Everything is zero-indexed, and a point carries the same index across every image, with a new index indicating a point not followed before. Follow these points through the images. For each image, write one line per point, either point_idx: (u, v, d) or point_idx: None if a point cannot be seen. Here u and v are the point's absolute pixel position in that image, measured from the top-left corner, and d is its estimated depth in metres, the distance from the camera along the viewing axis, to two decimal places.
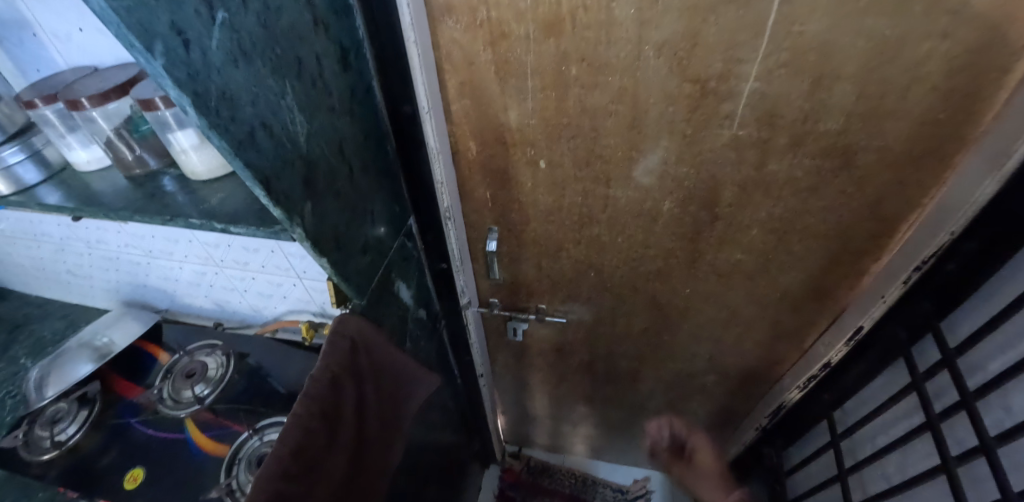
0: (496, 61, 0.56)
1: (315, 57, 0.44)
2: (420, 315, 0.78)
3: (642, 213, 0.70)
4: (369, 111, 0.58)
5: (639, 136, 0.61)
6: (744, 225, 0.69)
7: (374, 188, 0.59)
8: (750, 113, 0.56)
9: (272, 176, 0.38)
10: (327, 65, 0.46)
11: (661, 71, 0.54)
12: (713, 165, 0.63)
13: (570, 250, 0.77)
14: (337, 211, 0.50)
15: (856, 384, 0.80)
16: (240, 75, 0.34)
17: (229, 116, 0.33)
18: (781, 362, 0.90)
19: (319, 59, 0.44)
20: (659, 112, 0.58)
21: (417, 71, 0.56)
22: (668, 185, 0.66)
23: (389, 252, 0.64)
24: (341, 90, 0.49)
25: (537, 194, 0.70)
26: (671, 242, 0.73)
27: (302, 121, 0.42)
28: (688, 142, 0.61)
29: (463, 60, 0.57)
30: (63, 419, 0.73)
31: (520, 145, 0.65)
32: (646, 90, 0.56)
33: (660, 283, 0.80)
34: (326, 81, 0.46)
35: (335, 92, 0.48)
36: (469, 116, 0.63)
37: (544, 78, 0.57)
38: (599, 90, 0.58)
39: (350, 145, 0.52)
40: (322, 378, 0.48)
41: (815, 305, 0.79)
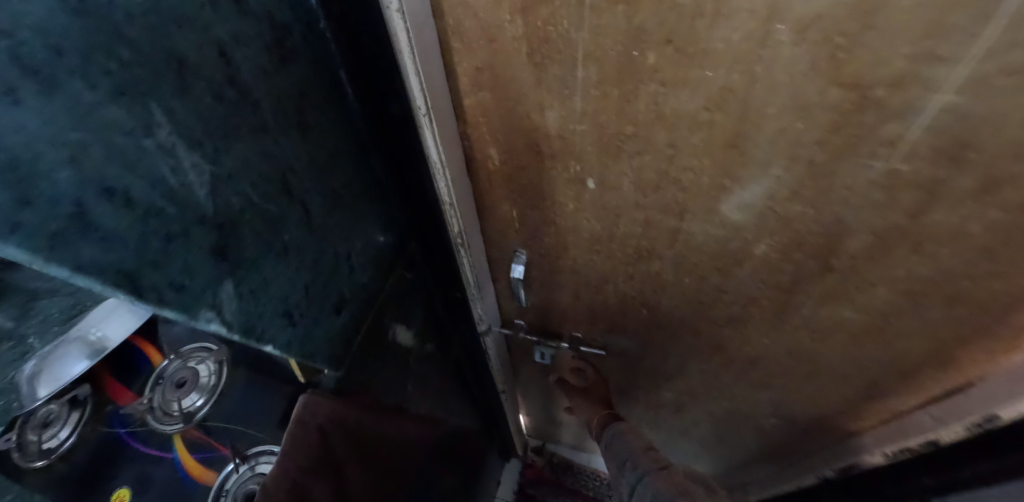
0: (530, 37, 0.37)
1: (217, 54, 0.28)
2: (418, 347, 0.68)
3: (723, 255, 0.51)
4: (337, 115, 0.43)
5: (739, 159, 0.41)
6: (867, 281, 0.49)
7: (340, 220, 0.46)
8: (929, 141, 0.34)
9: (141, 263, 0.26)
10: (243, 64, 0.31)
11: (796, 66, 0.33)
12: (843, 206, 0.42)
13: (617, 283, 0.61)
14: (276, 270, 0.38)
15: (971, 478, 0.59)
16: (39, 118, 0.20)
17: (19, 195, 0.20)
18: (862, 420, 0.73)
19: (225, 57, 0.29)
20: (778, 128, 0.38)
21: (407, 55, 0.36)
22: (769, 226, 0.46)
23: (366, 292, 0.53)
24: (275, 97, 0.34)
25: (581, 219, 0.53)
26: (756, 291, 0.55)
27: (201, 164, 0.29)
28: (814, 172, 0.40)
29: (479, 36, 0.38)
30: (53, 422, 0.62)
31: (560, 158, 0.47)
32: (764, 93, 0.36)
33: (731, 329, 0.63)
34: (244, 90, 0.31)
35: (262, 103, 0.33)
36: (490, 114, 0.45)
37: (603, 66, 0.38)
38: (689, 89, 0.38)
39: (296, 175, 0.38)
40: (283, 487, 0.40)
41: (930, 374, 0.58)
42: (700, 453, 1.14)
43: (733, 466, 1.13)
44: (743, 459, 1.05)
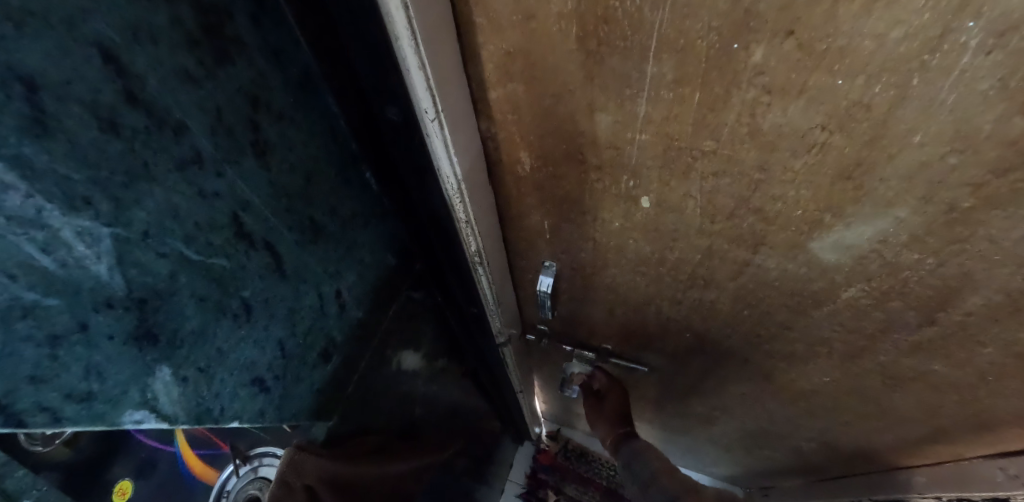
0: (583, 13, 0.26)
1: (98, 61, 0.22)
2: (417, 370, 0.74)
3: (798, 293, 0.43)
4: (307, 128, 0.38)
5: (850, 193, 0.32)
6: (975, 340, 0.40)
7: (312, 258, 0.46)
8: None
9: (14, 383, 0.24)
10: (147, 74, 0.25)
11: (982, 81, 0.22)
12: (978, 260, 0.33)
13: (661, 305, 0.55)
14: (225, 338, 0.38)
15: None
16: None
17: None
18: (916, 456, 0.66)
19: (113, 65, 0.23)
20: (917, 160, 0.28)
21: (406, 40, 0.27)
22: (868, 271, 0.38)
23: (344, 326, 0.55)
24: (208, 113, 0.29)
25: (628, 238, 0.46)
26: (829, 333, 0.47)
27: (92, 227, 0.25)
28: (951, 218, 0.30)
29: (510, 12, 0.27)
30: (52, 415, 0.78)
31: (609, 171, 0.38)
32: (918, 113, 0.25)
33: (785, 363, 0.56)
34: (153, 112, 0.26)
35: (186, 124, 0.28)
36: (524, 112, 0.36)
37: (683, 62, 0.27)
38: (803, 101, 0.27)
39: (248, 212, 0.36)
40: None
41: (1022, 434, 0.49)
42: (726, 457, 1.10)
43: (762, 472, 1.09)
44: (776, 469, 1.01)
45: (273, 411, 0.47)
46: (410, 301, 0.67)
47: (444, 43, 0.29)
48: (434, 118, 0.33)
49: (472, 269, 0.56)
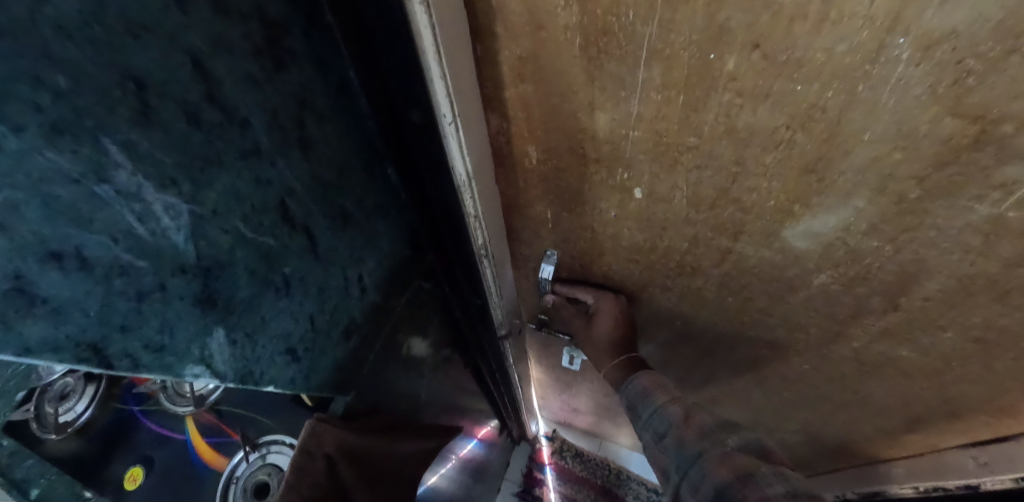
0: (586, 26, 0.31)
1: (189, 66, 0.26)
2: (423, 355, 0.77)
3: (776, 280, 0.48)
4: (341, 127, 0.41)
5: (815, 185, 0.36)
6: (935, 325, 0.45)
7: (340, 243, 0.49)
8: None
9: (109, 329, 0.28)
10: (223, 77, 0.28)
11: (911, 83, 0.28)
12: (930, 247, 0.37)
13: (654, 292, 0.60)
14: (269, 306, 0.41)
15: None
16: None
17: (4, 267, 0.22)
18: (895, 448, 0.70)
19: (200, 70, 0.27)
20: (869, 156, 0.33)
21: (432, 54, 0.32)
22: (835, 259, 0.42)
23: (365, 306, 0.58)
24: (267, 112, 0.33)
25: (623, 226, 0.50)
26: (806, 318, 0.52)
27: (175, 203, 0.29)
28: (902, 208, 0.35)
29: (527, 24, 0.33)
30: (70, 395, 0.70)
31: (607, 163, 0.43)
32: (865, 114, 0.30)
33: (769, 351, 0.61)
34: (226, 108, 0.30)
35: (250, 121, 0.32)
36: (533, 110, 0.41)
37: (670, 69, 0.32)
38: (770, 103, 0.32)
39: (292, 199, 0.39)
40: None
41: (987, 421, 0.53)
42: None
43: None
44: None
45: (302, 379, 0.50)
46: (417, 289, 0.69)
47: (458, 44, 0.33)
48: (455, 117, 0.38)
49: (477, 261, 0.61)
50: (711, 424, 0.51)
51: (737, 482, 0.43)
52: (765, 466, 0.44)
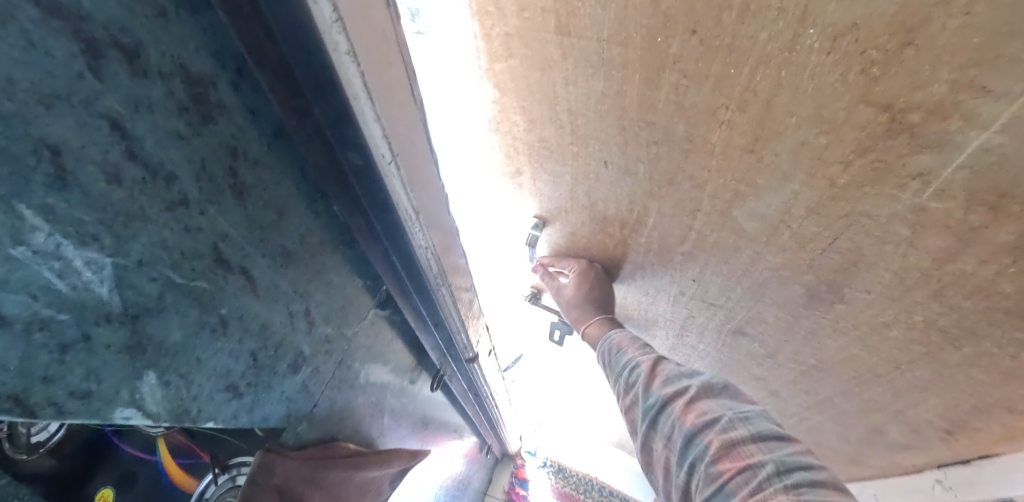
0: (556, 10, 0.37)
1: (109, 129, 0.23)
2: (385, 380, 0.72)
3: (731, 263, 0.52)
4: (281, 172, 0.35)
5: (755, 166, 0.41)
6: (879, 322, 0.47)
7: (284, 282, 0.40)
8: (961, 177, 0.33)
9: (26, 382, 0.22)
10: (145, 136, 0.25)
11: (824, 70, 0.32)
12: (862, 237, 0.40)
13: (629, 268, 0.65)
14: (206, 349, 0.33)
15: None
16: None
17: None
18: (859, 456, 0.72)
19: (121, 132, 0.23)
20: (797, 139, 0.37)
21: (363, 97, 0.30)
22: (781, 242, 0.46)
23: (317, 343, 0.49)
24: (195, 166, 0.28)
25: (598, 200, 0.56)
26: (762, 305, 0.55)
27: (97, 258, 0.24)
28: (833, 194, 0.39)
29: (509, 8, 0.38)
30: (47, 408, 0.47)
31: (580, 137, 0.49)
32: (790, 97, 0.34)
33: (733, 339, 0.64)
34: (149, 165, 0.25)
35: (175, 175, 0.27)
36: (516, 87, 0.46)
37: (628, 50, 0.38)
38: (711, 84, 0.37)
39: (228, 244, 0.32)
40: None
41: (939, 430, 0.55)
42: None
43: None
44: None
45: (246, 415, 0.40)
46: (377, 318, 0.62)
47: (390, 91, 0.33)
48: (396, 166, 0.37)
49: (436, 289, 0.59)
50: (674, 371, 0.57)
51: (703, 429, 0.50)
52: (728, 407, 0.51)
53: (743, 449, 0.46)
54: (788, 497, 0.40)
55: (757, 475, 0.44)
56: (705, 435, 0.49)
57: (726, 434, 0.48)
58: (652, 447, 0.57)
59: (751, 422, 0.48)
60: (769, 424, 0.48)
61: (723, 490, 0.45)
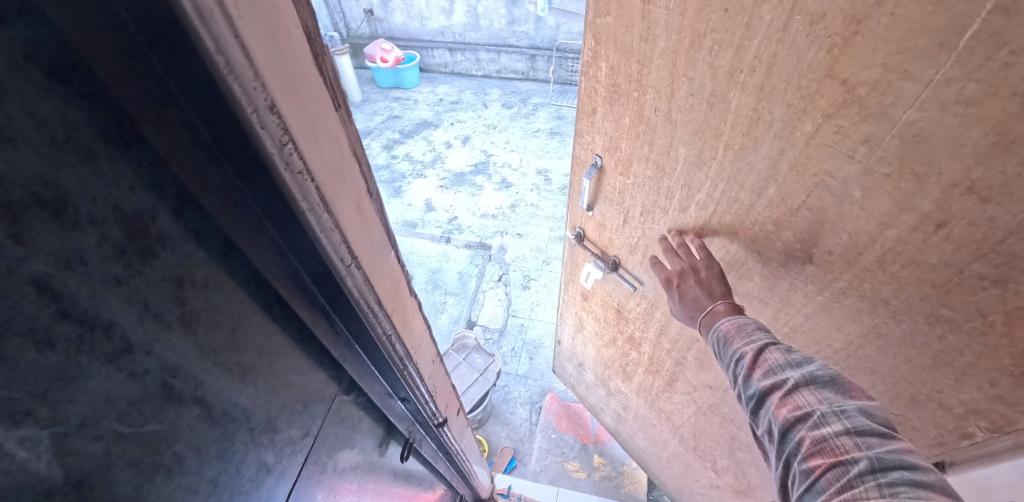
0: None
1: (35, 294, 0.26)
2: (352, 464, 0.79)
3: (739, 201, 0.76)
4: (227, 284, 0.43)
5: (761, 125, 0.65)
6: (824, 270, 0.71)
7: (237, 399, 0.48)
8: (892, 144, 0.53)
9: None
10: (79, 291, 0.29)
11: (807, 53, 0.55)
12: (825, 188, 0.63)
13: (661, 209, 0.95)
14: (159, 490, 0.38)
15: None
16: None
17: None
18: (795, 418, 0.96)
19: (49, 292, 0.27)
20: (789, 104, 0.60)
21: (319, 212, 0.44)
22: (769, 195, 0.71)
23: (279, 451, 0.57)
24: (135, 305, 0.33)
25: (656, 139, 0.85)
26: (744, 247, 0.81)
27: (33, 433, 0.27)
28: (810, 146, 0.61)
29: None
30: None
31: (636, 84, 0.82)
32: (783, 68, 0.58)
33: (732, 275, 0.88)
34: (86, 320, 0.29)
35: (116, 321, 0.32)
36: (612, 32, 0.80)
37: (686, 22, 0.66)
38: (737, 53, 0.62)
39: (176, 377, 0.39)
40: None
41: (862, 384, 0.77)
42: (693, 423, 1.39)
43: (713, 447, 1.36)
44: (727, 438, 1.26)
45: None
46: (342, 404, 0.73)
47: (337, 193, 0.47)
48: (350, 255, 0.52)
49: (391, 354, 0.73)
50: (775, 363, 0.65)
51: (797, 423, 0.59)
52: (824, 402, 0.58)
53: (837, 445, 0.54)
54: (880, 495, 0.48)
55: (850, 471, 0.52)
56: (797, 430, 0.59)
57: (817, 430, 0.56)
58: (760, 435, 0.67)
59: (846, 418, 0.56)
60: (865, 421, 0.55)
61: (816, 485, 0.54)
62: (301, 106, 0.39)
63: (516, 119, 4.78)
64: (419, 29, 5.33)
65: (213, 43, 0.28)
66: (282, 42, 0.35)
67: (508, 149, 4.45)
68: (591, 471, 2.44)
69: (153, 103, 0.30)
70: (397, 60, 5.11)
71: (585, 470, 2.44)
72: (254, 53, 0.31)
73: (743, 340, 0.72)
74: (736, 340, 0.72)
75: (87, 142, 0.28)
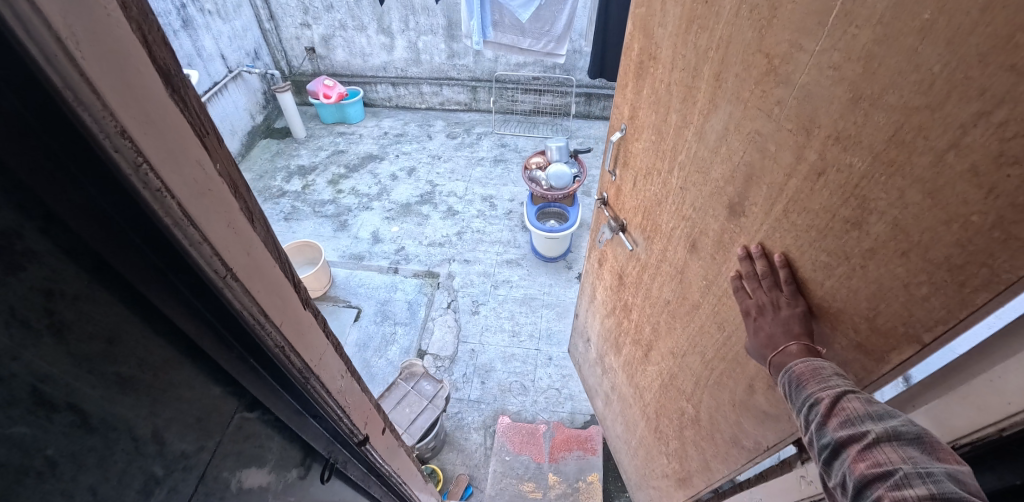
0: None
1: None
2: (263, 485, 0.67)
3: (705, 159, 0.95)
4: (109, 301, 0.41)
5: (721, 91, 0.85)
6: (754, 225, 0.86)
7: (123, 407, 0.43)
8: (794, 106, 0.69)
9: None
10: None
11: (750, 29, 0.74)
12: (755, 144, 0.80)
13: (657, 171, 1.16)
14: (30, 495, 0.35)
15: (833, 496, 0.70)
16: None
17: None
18: (728, 384, 1.05)
19: None
20: (738, 73, 0.79)
21: (182, 223, 0.41)
22: (724, 152, 0.88)
23: (170, 463, 0.49)
24: (2, 313, 0.32)
25: (660, 109, 1.09)
26: (707, 204, 0.98)
27: None
28: (749, 106, 0.79)
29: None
30: None
31: (655, 64, 1.07)
32: (736, 42, 0.78)
33: (697, 233, 1.04)
34: None
35: None
36: (643, 21, 1.09)
37: (686, 11, 0.90)
38: (711, 34, 0.84)
39: (50, 383, 0.36)
40: None
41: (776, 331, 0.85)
42: (654, 403, 1.47)
43: (667, 430, 1.42)
44: (678, 418, 1.33)
45: None
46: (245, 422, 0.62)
47: (208, 203, 0.44)
48: (227, 269, 0.48)
49: (306, 382, 0.67)
50: (855, 414, 0.66)
51: (875, 480, 0.59)
52: (910, 464, 0.57)
53: None
54: None
55: None
56: (876, 487, 0.58)
57: (897, 488, 0.56)
58: (832, 489, 0.66)
59: (933, 482, 0.54)
60: (957, 488, 0.53)
61: None
62: (156, 130, 0.37)
63: (459, 149, 4.89)
64: (359, 66, 5.38)
65: (60, 80, 0.29)
66: (133, 62, 0.34)
67: (451, 178, 4.51)
68: (547, 491, 2.36)
69: (5, 124, 0.30)
70: (339, 97, 5.04)
71: (541, 490, 2.36)
72: (102, 86, 0.32)
73: (818, 385, 0.73)
74: (813, 384, 0.74)
75: None
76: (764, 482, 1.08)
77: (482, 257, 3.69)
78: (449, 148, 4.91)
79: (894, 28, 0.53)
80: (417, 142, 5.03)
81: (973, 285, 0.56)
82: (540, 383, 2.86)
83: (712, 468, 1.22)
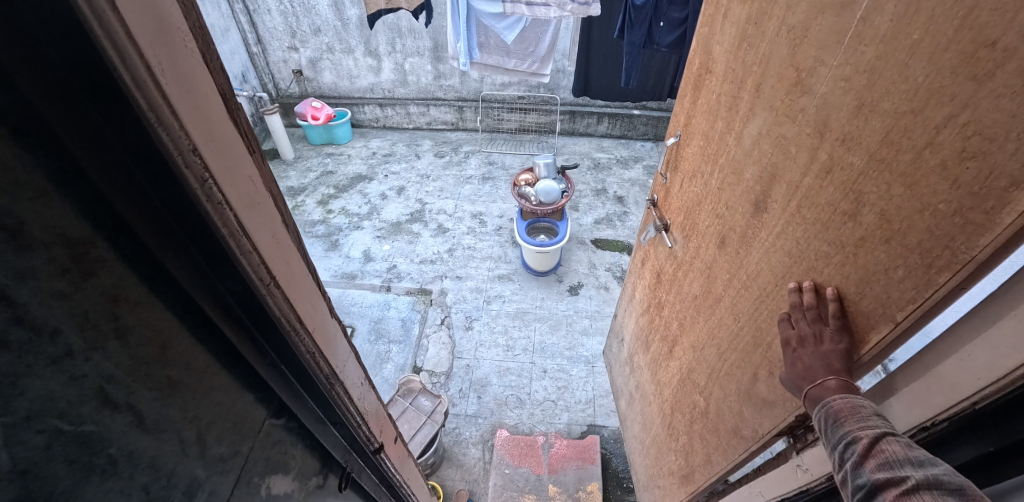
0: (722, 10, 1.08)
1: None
2: (288, 491, 0.67)
3: (739, 161, 1.03)
4: (164, 310, 0.43)
5: (757, 100, 0.93)
6: (772, 221, 0.92)
7: (172, 411, 0.44)
8: (813, 112, 0.77)
9: None
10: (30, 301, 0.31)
11: (785, 46, 0.83)
12: (780, 146, 0.87)
13: (699, 173, 1.24)
14: (95, 493, 0.36)
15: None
16: None
17: None
18: (737, 376, 1.10)
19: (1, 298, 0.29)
20: (772, 85, 0.88)
21: (238, 236, 0.43)
22: (755, 153, 0.96)
23: (211, 466, 0.50)
24: (76, 317, 0.34)
25: (708, 116, 1.18)
26: (737, 202, 1.05)
27: None
28: (777, 112, 0.87)
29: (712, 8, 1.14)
30: None
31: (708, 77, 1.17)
32: (773, 55, 0.87)
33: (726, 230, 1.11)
34: (35, 325, 0.31)
35: (60, 328, 0.33)
36: (702, 39, 1.21)
37: (738, 28, 1.00)
38: (755, 50, 0.93)
39: (114, 384, 0.38)
40: None
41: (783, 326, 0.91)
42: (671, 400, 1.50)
43: (679, 427, 1.45)
44: (690, 414, 1.37)
45: None
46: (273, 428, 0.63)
47: (256, 215, 0.47)
48: (271, 276, 0.50)
49: (331, 389, 0.68)
50: (896, 458, 0.68)
51: None
52: None
53: None
54: None
55: None
56: None
57: None
58: None
59: None
60: None
61: None
62: (217, 145, 0.40)
63: (448, 167, 4.95)
64: (347, 89, 5.45)
65: (144, 102, 0.32)
66: (200, 83, 0.38)
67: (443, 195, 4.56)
68: None
69: (84, 135, 0.32)
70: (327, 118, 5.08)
71: None
72: (177, 105, 0.34)
73: (855, 425, 0.74)
74: (852, 424, 0.75)
75: (39, 182, 0.31)
76: (761, 476, 1.10)
77: (472, 273, 3.71)
78: (438, 166, 4.97)
79: (892, 45, 0.61)
80: (405, 161, 5.08)
81: (937, 266, 0.61)
82: (534, 395, 2.86)
83: (712, 462, 1.25)
